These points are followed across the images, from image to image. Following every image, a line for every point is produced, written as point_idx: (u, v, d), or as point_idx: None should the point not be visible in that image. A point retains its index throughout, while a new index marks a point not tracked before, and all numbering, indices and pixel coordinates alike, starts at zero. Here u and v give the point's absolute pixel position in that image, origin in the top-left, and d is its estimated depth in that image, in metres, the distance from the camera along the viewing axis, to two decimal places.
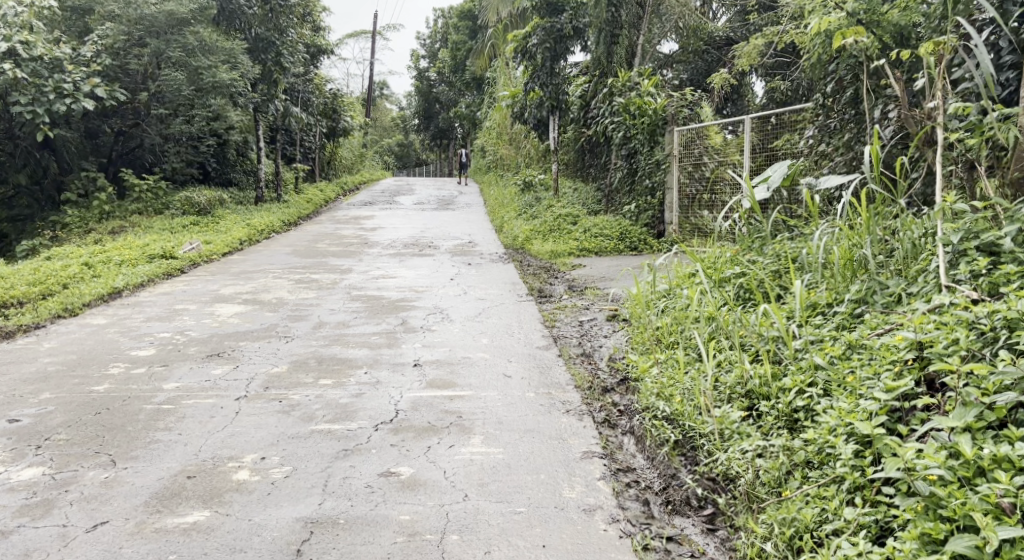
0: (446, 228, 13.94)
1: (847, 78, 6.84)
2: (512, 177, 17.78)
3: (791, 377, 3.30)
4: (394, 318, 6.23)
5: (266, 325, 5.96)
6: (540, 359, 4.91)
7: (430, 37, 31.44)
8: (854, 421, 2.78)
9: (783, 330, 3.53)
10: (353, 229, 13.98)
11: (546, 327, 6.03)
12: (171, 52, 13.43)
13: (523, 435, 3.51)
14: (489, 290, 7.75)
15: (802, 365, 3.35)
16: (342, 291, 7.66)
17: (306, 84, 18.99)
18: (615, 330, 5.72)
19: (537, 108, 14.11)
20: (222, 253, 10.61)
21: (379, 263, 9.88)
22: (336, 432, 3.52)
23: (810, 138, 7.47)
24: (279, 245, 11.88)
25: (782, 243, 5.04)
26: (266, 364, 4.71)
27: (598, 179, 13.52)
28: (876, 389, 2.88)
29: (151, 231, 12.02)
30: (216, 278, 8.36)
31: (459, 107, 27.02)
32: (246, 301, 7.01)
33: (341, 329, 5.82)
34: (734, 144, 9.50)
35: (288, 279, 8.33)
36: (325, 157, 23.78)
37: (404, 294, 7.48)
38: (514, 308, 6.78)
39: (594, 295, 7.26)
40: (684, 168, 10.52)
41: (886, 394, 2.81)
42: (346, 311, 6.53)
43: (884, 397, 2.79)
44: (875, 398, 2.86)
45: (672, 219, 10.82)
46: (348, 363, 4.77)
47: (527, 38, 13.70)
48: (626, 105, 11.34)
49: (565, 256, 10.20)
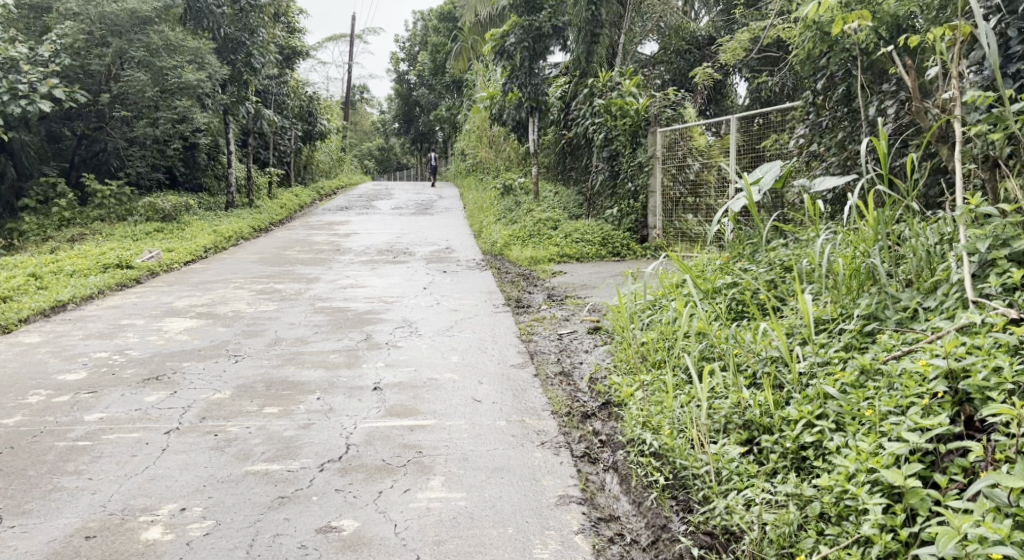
0: (423, 233, 13.46)
1: (840, 74, 6.50)
2: (492, 180, 17.33)
3: (796, 407, 2.87)
4: (358, 333, 5.76)
5: (216, 342, 5.48)
6: (515, 380, 4.45)
7: (410, 40, 30.97)
8: (880, 468, 2.37)
9: (785, 350, 3.09)
10: (326, 235, 13.48)
11: (522, 341, 5.59)
12: (133, 52, 12.85)
13: (490, 475, 3.06)
14: (464, 300, 7.30)
15: (808, 392, 2.92)
16: (306, 302, 7.17)
17: (280, 87, 18.47)
18: (596, 345, 5.29)
19: (517, 109, 13.71)
20: (184, 262, 10.07)
21: (349, 272, 9.39)
22: (274, 474, 3.06)
23: (798, 138, 7.09)
24: (246, 253, 11.35)
25: (777, 253, 4.64)
26: (209, 390, 4.23)
27: (579, 182, 13.12)
28: (905, 428, 2.47)
29: (111, 239, 11.45)
30: (172, 290, 7.84)
31: (439, 110, 26.56)
32: (199, 316, 6.51)
33: (298, 346, 5.34)
34: (719, 145, 9.13)
35: (249, 290, 7.83)
36: (301, 161, 23.23)
37: (372, 305, 7.00)
38: (490, 320, 6.34)
39: (576, 305, 6.83)
40: (667, 171, 10.15)
41: (918, 437, 2.40)
42: (307, 326, 6.05)
43: (916, 439, 2.38)
44: (903, 439, 2.45)
45: (656, 224, 10.42)
46: (301, 387, 4.30)
47: (503, 37, 13.20)
48: (607, 106, 11.04)
49: (545, 262, 9.76)
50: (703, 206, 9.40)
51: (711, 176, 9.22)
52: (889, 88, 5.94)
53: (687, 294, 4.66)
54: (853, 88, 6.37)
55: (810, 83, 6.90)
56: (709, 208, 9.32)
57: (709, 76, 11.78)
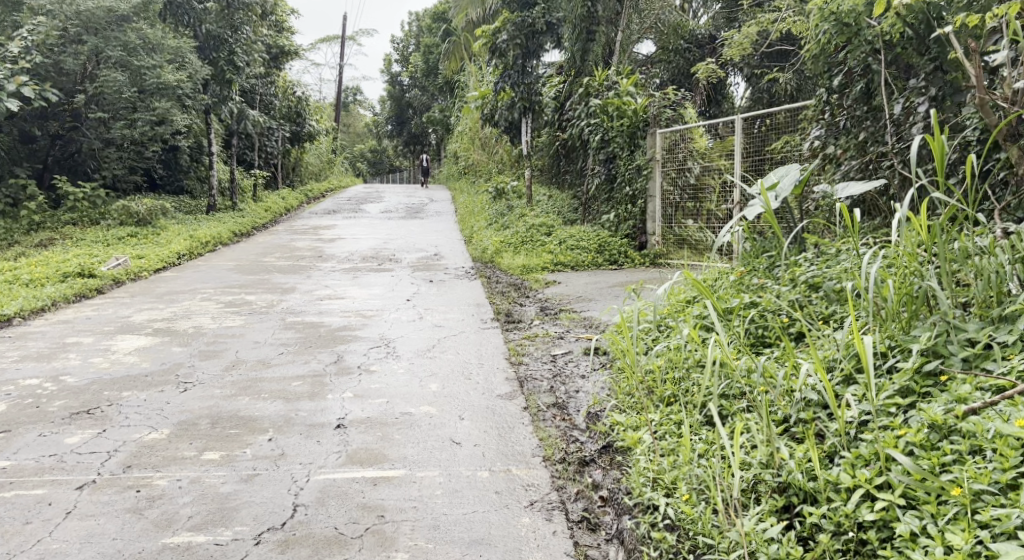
0: (411, 239, 12.85)
1: (858, 71, 5.96)
2: (484, 184, 16.74)
3: (850, 470, 2.39)
4: (328, 355, 5.15)
5: (168, 365, 4.88)
6: (500, 415, 3.86)
7: (403, 41, 30.41)
8: None
9: (831, 395, 2.57)
10: (310, 241, 12.87)
11: (511, 363, 5.00)
12: (110, 50, 12.19)
13: (466, 552, 2.58)
14: (449, 314, 6.71)
15: (864, 451, 2.43)
16: (276, 317, 6.56)
17: (265, 86, 17.87)
18: (595, 370, 4.73)
19: (508, 109, 13.07)
20: (153, 269, 9.44)
21: (328, 281, 8.78)
22: (196, 550, 2.57)
23: (813, 139, 6.47)
24: (222, 259, 10.72)
25: (800, 272, 4.12)
26: (144, 428, 3.62)
27: (574, 185, 12.56)
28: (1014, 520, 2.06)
29: (79, 245, 10.81)
30: (133, 302, 7.22)
31: (432, 112, 25.98)
32: (155, 333, 5.89)
33: (258, 371, 4.73)
34: (720, 148, 8.59)
35: (216, 302, 7.22)
36: (289, 163, 22.56)
37: (349, 320, 6.40)
38: (478, 337, 5.76)
39: (570, 321, 6.26)
40: (666, 174, 9.60)
41: None
42: (272, 346, 5.46)
43: None
44: (1014, 536, 2.05)
45: (655, 230, 9.85)
46: (252, 426, 3.69)
47: (495, 34, 12.61)
48: (603, 107, 10.53)
49: (538, 270, 9.19)
50: (704, 210, 8.91)
51: (711, 180, 8.76)
52: (916, 84, 5.44)
53: (697, 314, 4.12)
54: (874, 84, 5.80)
55: (823, 80, 6.34)
56: (710, 214, 8.82)
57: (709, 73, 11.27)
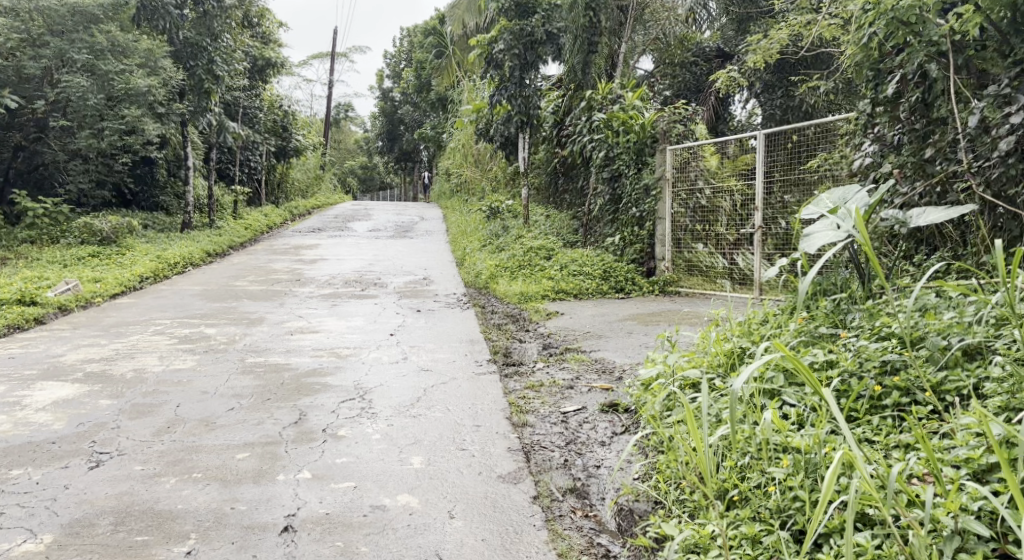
0: (398, 261, 11.92)
1: (917, 77, 4.99)
2: (478, 202, 15.86)
3: None
4: (288, 413, 4.19)
5: (87, 425, 3.93)
6: (501, 505, 2.98)
7: (395, 56, 29.54)
8: None
9: None
10: (289, 262, 11.87)
11: (515, 424, 4.05)
12: (75, 53, 11.24)
13: None
14: (438, 354, 5.76)
15: None
16: (235, 357, 5.60)
17: (250, 99, 16.95)
18: (620, 436, 3.84)
19: (504, 123, 12.12)
20: (108, 296, 8.47)
21: (303, 310, 7.80)
22: None
23: (863, 156, 5.42)
24: (189, 283, 9.74)
25: (888, 322, 3.22)
26: (19, 531, 2.77)
27: (574, 205, 11.71)
28: None
29: (34, 266, 9.85)
30: (74, 337, 6.26)
31: (425, 128, 25.04)
32: (85, 379, 4.93)
33: (198, 437, 3.78)
34: (732, 168, 7.86)
35: (169, 337, 6.27)
36: (275, 179, 21.56)
37: (321, 362, 5.45)
38: (472, 387, 4.80)
39: (580, 365, 5.34)
40: (677, 196, 8.66)
41: None
42: (224, 397, 4.53)
43: None
44: None
45: (663, 254, 8.90)
46: (169, 529, 2.80)
47: (492, 43, 11.71)
48: (608, 121, 9.62)
49: (537, 298, 8.28)
50: (716, 235, 8.12)
51: (723, 203, 7.98)
52: (996, 90, 4.50)
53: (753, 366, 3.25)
54: (935, 93, 4.89)
55: (866, 90, 5.40)
56: (723, 238, 8.04)
57: (731, 80, 10.59)
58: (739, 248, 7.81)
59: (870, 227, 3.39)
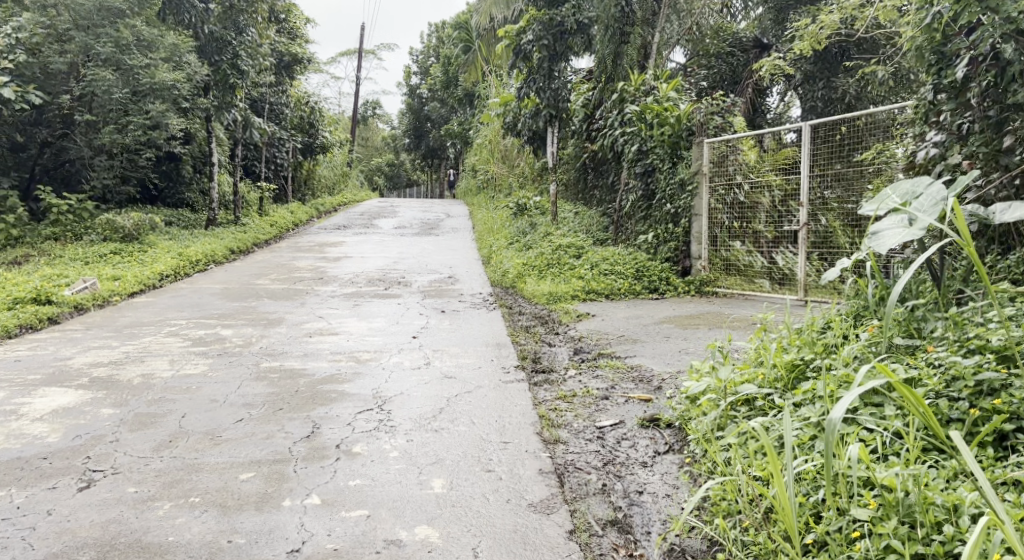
0: (423, 259, 11.60)
1: (988, 60, 4.56)
2: (505, 199, 15.50)
3: None
4: (300, 425, 3.86)
5: (84, 438, 3.65)
6: (528, 542, 2.73)
7: (423, 52, 29.26)
8: None
9: None
10: (313, 260, 11.59)
11: (547, 440, 3.68)
12: (100, 47, 11.00)
13: None
14: (463, 359, 5.41)
15: None
16: (249, 361, 5.30)
17: (276, 95, 16.72)
18: (663, 456, 3.48)
19: (533, 117, 11.72)
20: (127, 294, 8.23)
21: (324, 311, 7.49)
22: None
23: (929, 147, 4.93)
24: (209, 282, 9.48)
25: (980, 333, 2.90)
26: None
27: (605, 202, 11.33)
28: None
29: (56, 263, 9.65)
30: (85, 339, 5.99)
31: (452, 124, 24.68)
32: (89, 385, 4.64)
33: (201, 453, 3.47)
34: (772, 161, 7.52)
35: (183, 339, 5.98)
36: (301, 176, 21.32)
37: (339, 368, 5.13)
38: (500, 398, 4.43)
39: (615, 374, 4.95)
40: (715, 190, 8.18)
41: None
42: (234, 406, 4.22)
43: None
44: None
45: (700, 253, 8.40)
46: None
47: (521, 34, 11.30)
48: (641, 113, 9.15)
49: (568, 299, 7.89)
50: (754, 232, 7.73)
51: (763, 199, 7.58)
52: None
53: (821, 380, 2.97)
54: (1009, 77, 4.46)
55: (928, 76, 4.97)
56: (761, 236, 7.66)
57: (776, 69, 10.12)
58: (778, 247, 7.49)
59: (968, 229, 2.95)
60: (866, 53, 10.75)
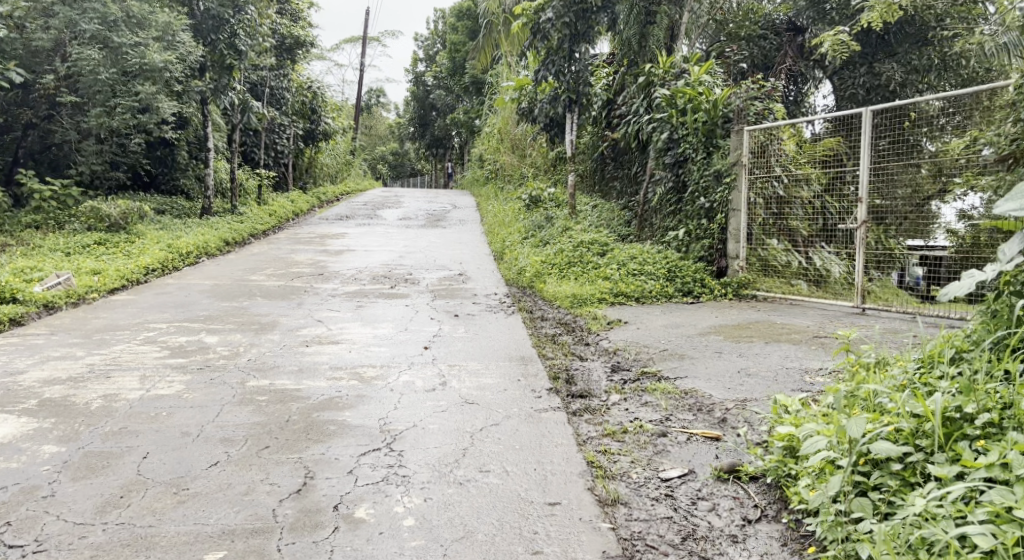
0: (430, 253, 10.76)
1: None
2: (517, 189, 14.65)
3: None
4: (288, 473, 3.07)
5: (10, 492, 2.88)
6: None
7: (429, 39, 28.31)
8: None
9: None
10: (313, 254, 10.76)
11: (601, 497, 2.89)
12: (85, 24, 10.09)
13: None
14: (485, 379, 4.57)
15: None
16: (234, 378, 4.49)
17: (276, 79, 15.86)
18: (753, 527, 2.68)
19: (550, 102, 10.88)
20: (105, 291, 7.41)
21: (324, 313, 6.66)
22: None
23: None
24: (199, 278, 8.64)
25: None
26: None
27: (626, 193, 10.52)
28: None
29: (32, 255, 8.83)
30: (47, 346, 5.17)
31: (458, 112, 23.74)
32: (38, 410, 3.84)
33: (158, 517, 2.72)
34: (812, 153, 6.70)
35: (160, 348, 5.17)
36: (303, 164, 20.45)
37: (339, 388, 4.31)
38: (533, 435, 3.59)
39: (670, 403, 4.09)
40: (754, 182, 7.21)
41: None
42: (210, 442, 3.43)
43: None
44: None
45: (737, 252, 7.42)
46: None
47: (539, 12, 10.38)
48: (671, 97, 8.14)
49: (594, 303, 7.02)
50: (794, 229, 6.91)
51: (802, 194, 6.80)
52: None
53: (1007, 452, 2.40)
54: None
55: None
56: (799, 233, 6.85)
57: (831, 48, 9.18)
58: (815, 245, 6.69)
59: None
60: (915, 37, 9.87)
